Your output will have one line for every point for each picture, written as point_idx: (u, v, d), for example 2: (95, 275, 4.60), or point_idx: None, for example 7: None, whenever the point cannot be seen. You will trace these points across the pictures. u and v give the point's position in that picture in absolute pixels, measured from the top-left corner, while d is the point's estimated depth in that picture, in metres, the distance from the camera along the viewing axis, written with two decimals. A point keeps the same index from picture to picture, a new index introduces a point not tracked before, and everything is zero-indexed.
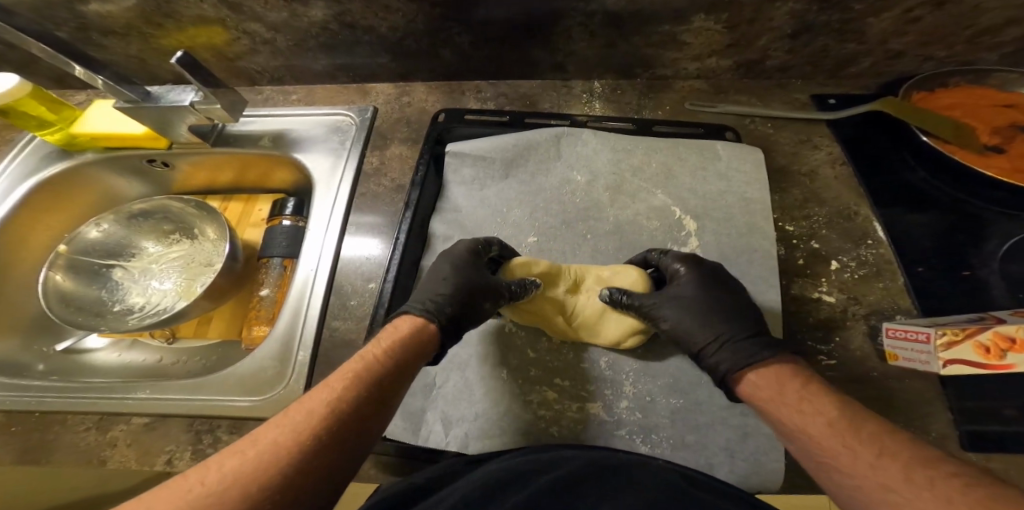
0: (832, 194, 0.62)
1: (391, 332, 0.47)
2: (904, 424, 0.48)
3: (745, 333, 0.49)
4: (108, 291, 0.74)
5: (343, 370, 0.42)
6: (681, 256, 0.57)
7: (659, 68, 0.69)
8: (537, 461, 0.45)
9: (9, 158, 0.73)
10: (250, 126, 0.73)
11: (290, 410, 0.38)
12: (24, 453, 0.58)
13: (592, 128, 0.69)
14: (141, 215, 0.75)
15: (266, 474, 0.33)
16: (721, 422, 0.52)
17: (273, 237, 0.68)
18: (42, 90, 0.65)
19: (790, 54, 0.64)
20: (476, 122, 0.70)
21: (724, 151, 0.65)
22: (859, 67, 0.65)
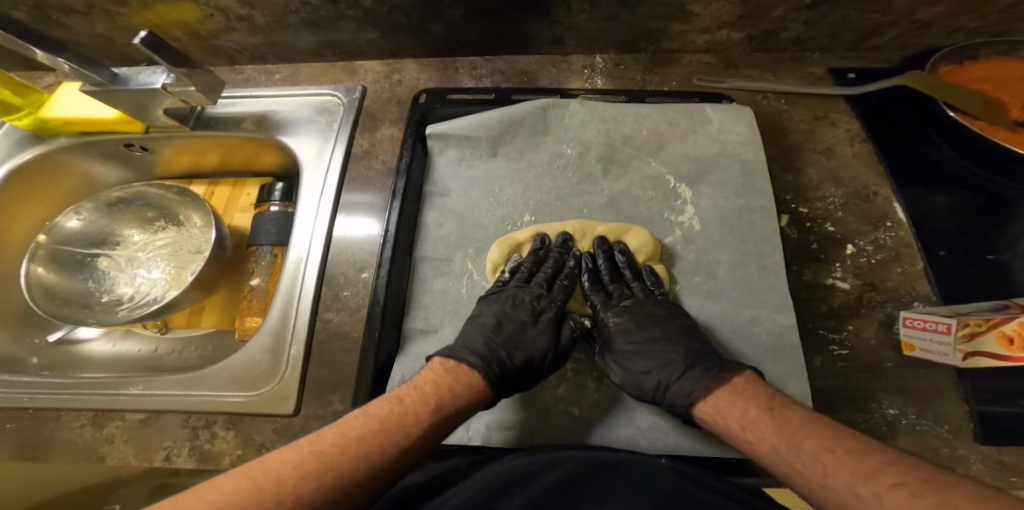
0: (849, 174, 0.58)
1: (447, 376, 0.46)
2: (917, 415, 0.46)
3: (682, 367, 0.48)
4: (95, 281, 0.71)
5: (399, 402, 0.42)
6: (619, 308, 0.57)
7: (665, 41, 0.65)
8: (540, 461, 0.43)
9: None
10: (230, 108, 0.69)
11: (361, 416, 0.40)
12: (25, 448, 0.56)
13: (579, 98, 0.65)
14: (122, 202, 0.71)
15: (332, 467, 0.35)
16: None
17: (262, 224, 0.65)
18: (4, 71, 0.62)
19: (808, 26, 0.60)
20: (460, 102, 0.66)
21: (718, 120, 0.61)
22: (882, 38, 0.61)
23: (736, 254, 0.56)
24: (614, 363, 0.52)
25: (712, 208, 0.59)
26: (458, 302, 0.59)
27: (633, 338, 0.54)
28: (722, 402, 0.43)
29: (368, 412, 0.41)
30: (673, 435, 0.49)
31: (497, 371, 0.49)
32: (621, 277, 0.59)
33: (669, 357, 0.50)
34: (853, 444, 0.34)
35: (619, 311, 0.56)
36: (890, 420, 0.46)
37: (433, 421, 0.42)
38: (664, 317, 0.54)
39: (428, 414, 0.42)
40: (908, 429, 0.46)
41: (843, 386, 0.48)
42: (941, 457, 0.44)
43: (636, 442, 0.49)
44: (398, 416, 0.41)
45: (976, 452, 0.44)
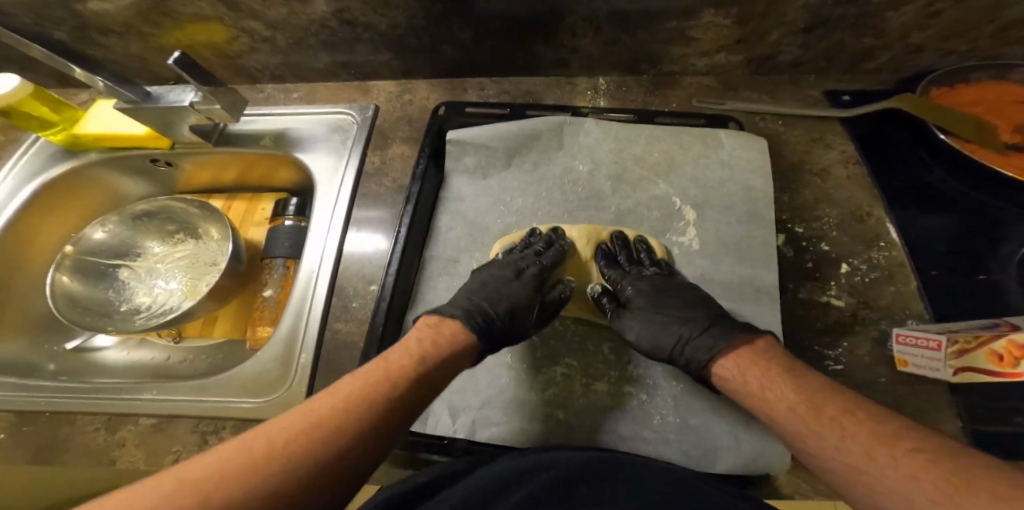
0: (844, 194, 0.60)
1: (433, 335, 0.48)
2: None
3: (700, 329, 0.49)
4: (115, 291, 0.74)
5: (387, 360, 0.43)
6: (636, 279, 0.58)
7: (667, 64, 0.67)
8: (537, 461, 0.43)
9: (15, 158, 0.73)
10: (250, 125, 0.72)
11: (347, 379, 0.41)
12: (39, 452, 0.58)
13: (595, 116, 0.68)
14: (144, 216, 0.74)
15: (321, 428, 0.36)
16: (727, 405, 0.52)
17: (276, 237, 0.67)
18: (42, 90, 0.65)
19: (805, 50, 0.62)
20: (477, 115, 0.69)
21: (729, 149, 0.63)
22: (877, 62, 0.63)
23: (736, 270, 0.58)
24: (630, 320, 0.55)
25: (715, 223, 0.61)
26: None
27: (650, 300, 0.55)
28: (741, 363, 0.44)
29: (358, 372, 0.42)
30: (654, 446, 0.50)
31: (479, 320, 0.50)
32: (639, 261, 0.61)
33: (683, 315, 0.52)
34: (871, 409, 0.36)
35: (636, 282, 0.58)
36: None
37: (421, 364, 0.43)
38: (667, 287, 0.56)
39: (414, 366, 0.43)
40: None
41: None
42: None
43: (619, 450, 0.50)
44: (386, 368, 0.42)
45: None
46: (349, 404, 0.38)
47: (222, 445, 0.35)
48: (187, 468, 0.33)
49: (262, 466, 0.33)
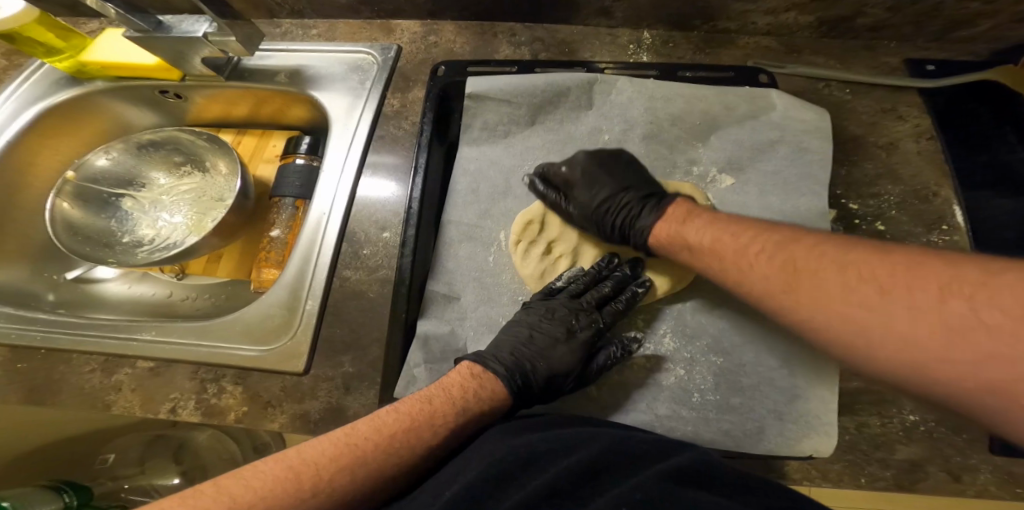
0: (910, 171, 0.55)
1: (475, 385, 0.46)
2: (936, 422, 0.45)
3: (642, 193, 0.54)
4: (118, 222, 0.70)
5: (428, 401, 0.43)
6: (571, 163, 0.57)
7: (723, 20, 0.62)
8: (552, 442, 0.40)
9: (14, 84, 0.69)
10: (267, 61, 0.68)
11: (386, 409, 0.41)
12: (33, 392, 0.56)
13: (627, 76, 0.62)
14: (150, 145, 0.70)
15: (357, 460, 0.38)
16: (767, 385, 0.49)
17: (285, 177, 0.64)
18: (48, 15, 0.62)
19: (891, 12, 0.56)
20: (484, 72, 0.64)
21: (780, 112, 0.57)
22: (973, 29, 0.56)
23: None
24: (580, 184, 0.56)
25: (755, 198, 0.56)
26: (482, 270, 0.56)
27: (587, 181, 0.56)
28: (670, 221, 0.52)
29: (398, 405, 0.42)
30: (693, 424, 0.48)
31: (520, 380, 0.48)
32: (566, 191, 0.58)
33: (621, 176, 0.55)
34: (777, 239, 0.43)
35: (571, 164, 0.57)
36: (906, 426, 0.45)
37: (457, 424, 0.43)
38: (606, 163, 0.57)
39: (454, 420, 0.42)
40: (926, 436, 0.44)
41: (863, 390, 0.47)
42: (951, 464, 0.43)
43: None
44: (428, 417, 0.42)
45: (987, 462, 0.43)
46: (379, 448, 0.39)
47: (263, 458, 0.37)
48: (233, 473, 0.36)
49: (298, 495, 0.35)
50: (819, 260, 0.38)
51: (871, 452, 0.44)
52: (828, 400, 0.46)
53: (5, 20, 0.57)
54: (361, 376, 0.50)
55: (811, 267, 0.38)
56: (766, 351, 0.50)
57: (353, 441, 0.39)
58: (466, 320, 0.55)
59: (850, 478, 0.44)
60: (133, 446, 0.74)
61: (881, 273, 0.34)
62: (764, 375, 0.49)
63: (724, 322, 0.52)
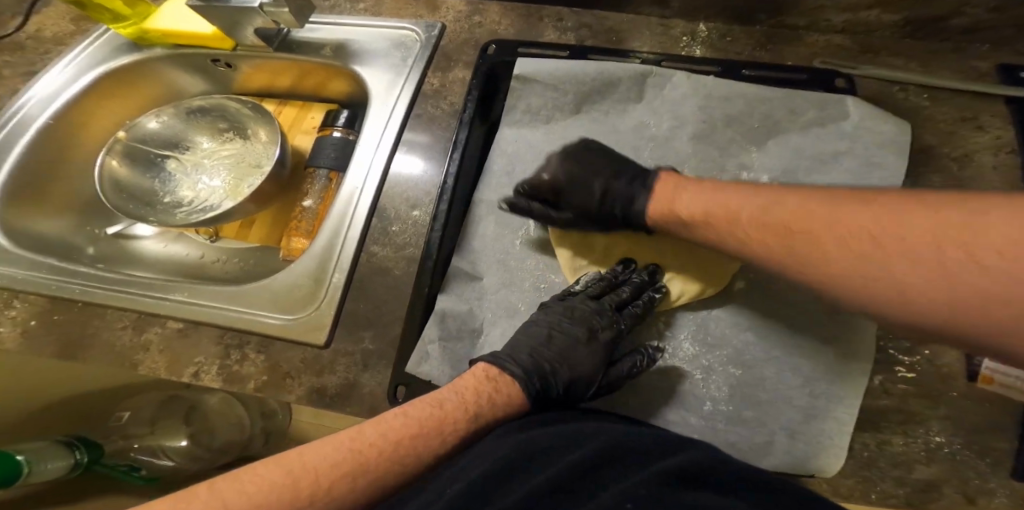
0: (982, 185, 0.51)
1: (491, 391, 0.43)
2: (963, 445, 0.42)
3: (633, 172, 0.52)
4: (161, 183, 0.72)
5: (439, 405, 0.40)
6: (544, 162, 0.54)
7: (793, 16, 0.58)
8: (565, 437, 0.37)
9: (81, 47, 0.72)
10: (316, 34, 0.68)
11: (394, 412, 0.39)
12: (65, 348, 0.57)
13: (681, 70, 0.59)
14: (198, 111, 0.71)
15: (360, 468, 0.35)
16: (785, 400, 0.46)
17: (322, 147, 0.64)
18: None
19: (996, 14, 0.52)
20: (532, 55, 0.62)
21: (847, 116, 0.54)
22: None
23: None
24: (556, 169, 0.53)
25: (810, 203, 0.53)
26: (508, 253, 0.55)
27: (567, 173, 0.53)
28: (659, 200, 0.49)
29: (408, 409, 0.39)
30: (701, 432, 0.46)
31: (538, 384, 0.45)
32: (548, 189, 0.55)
33: (603, 162, 0.52)
34: (763, 196, 0.42)
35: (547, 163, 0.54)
36: (930, 447, 0.42)
37: (471, 432, 0.40)
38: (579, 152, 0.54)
39: (466, 427, 0.40)
40: (945, 456, 0.42)
41: (894, 409, 0.44)
42: (968, 487, 0.41)
43: None
44: (440, 420, 0.39)
45: (1005, 488, 0.40)
46: (387, 448, 0.36)
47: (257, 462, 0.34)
48: (227, 477, 0.33)
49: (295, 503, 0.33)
50: (815, 216, 0.38)
51: (887, 469, 0.42)
52: (846, 423, 0.43)
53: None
54: (378, 353, 0.50)
55: (801, 226, 0.38)
56: (789, 368, 0.47)
57: (357, 446, 0.36)
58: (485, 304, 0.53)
59: (861, 493, 0.42)
60: (148, 406, 0.76)
61: (875, 226, 0.34)
62: (785, 390, 0.46)
63: (755, 331, 0.49)
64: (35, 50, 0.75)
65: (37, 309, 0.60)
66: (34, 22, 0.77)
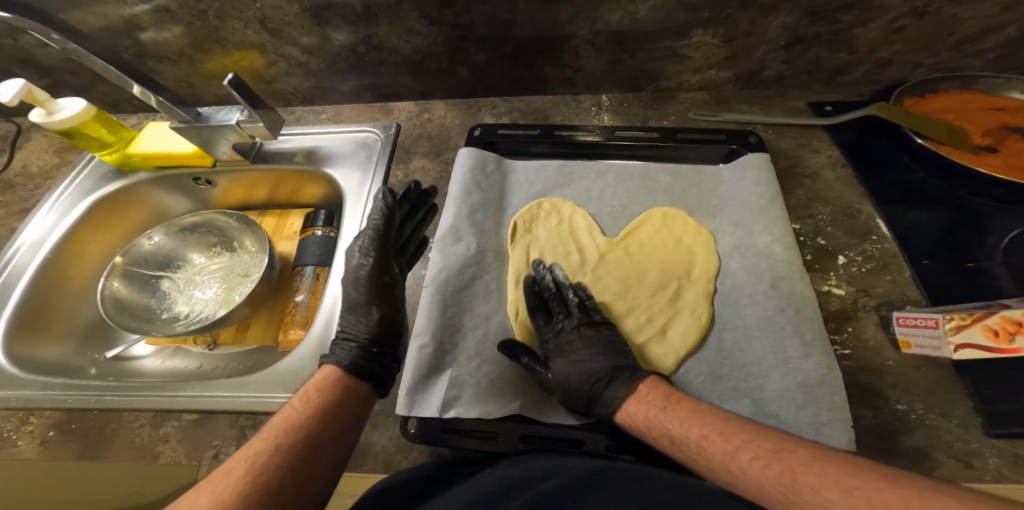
0: (835, 193, 0.66)
1: (323, 392, 0.51)
2: (925, 410, 0.50)
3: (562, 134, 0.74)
4: (158, 300, 0.77)
5: (308, 414, 0.47)
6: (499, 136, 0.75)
7: (664, 81, 0.74)
8: (536, 470, 0.45)
9: (69, 181, 0.83)
10: (286, 144, 0.79)
11: (264, 430, 0.46)
12: (85, 449, 0.59)
13: (607, 139, 0.73)
14: (189, 228, 0.80)
15: (251, 473, 0.42)
16: (742, 388, 0.55)
17: (306, 247, 0.74)
18: (104, 114, 0.74)
19: (786, 65, 0.69)
20: (482, 137, 0.75)
21: (726, 172, 0.70)
22: (852, 75, 0.70)
23: (751, 269, 0.62)
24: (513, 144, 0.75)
25: (723, 232, 0.67)
26: (491, 302, 0.64)
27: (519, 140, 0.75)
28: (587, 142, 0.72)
29: (326, 425, 0.47)
30: None
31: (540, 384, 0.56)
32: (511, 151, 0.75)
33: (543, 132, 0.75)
34: None
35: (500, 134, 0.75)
36: (898, 415, 0.50)
37: (302, 430, 0.46)
38: (529, 126, 0.76)
39: (292, 426, 0.46)
40: (892, 415, 0.50)
41: None
42: (956, 451, 0.47)
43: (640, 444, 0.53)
44: (336, 404, 0.50)
45: (990, 446, 0.47)
46: (313, 428, 0.46)
47: (212, 474, 0.43)
48: (190, 493, 0.41)
49: (249, 485, 0.41)
50: None
51: None
52: (777, 394, 0.53)
53: (70, 118, 0.69)
54: (384, 414, 0.57)
55: None
56: (736, 363, 0.57)
57: (264, 456, 0.43)
58: (482, 355, 0.59)
59: None
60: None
61: None
62: (744, 382, 0.55)
63: (705, 338, 0.59)
64: (26, 185, 0.85)
65: (52, 421, 0.62)
66: (20, 158, 0.89)
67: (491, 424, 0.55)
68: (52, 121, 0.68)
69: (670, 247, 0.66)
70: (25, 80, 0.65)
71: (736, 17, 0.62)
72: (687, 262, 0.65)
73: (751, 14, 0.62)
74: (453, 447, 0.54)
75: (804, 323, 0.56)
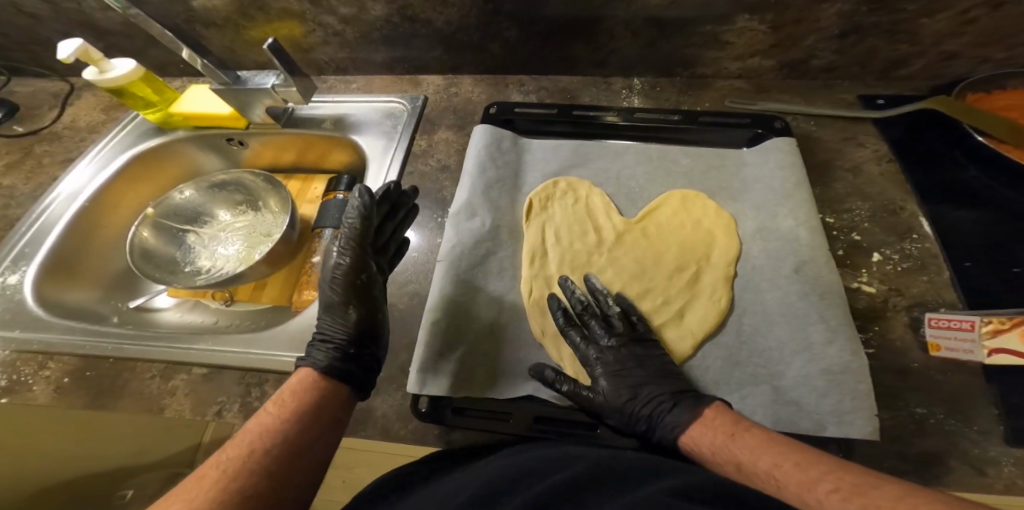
0: (876, 190, 0.62)
1: (305, 392, 0.48)
2: (945, 415, 0.47)
3: (578, 117, 0.73)
4: (182, 252, 0.80)
5: (287, 417, 0.45)
6: (515, 114, 0.75)
7: (700, 67, 0.73)
8: (544, 460, 0.42)
9: (111, 136, 0.86)
10: (316, 111, 0.80)
11: (239, 433, 0.45)
12: (96, 397, 0.61)
13: (629, 121, 0.72)
14: (218, 185, 0.82)
15: (226, 482, 0.40)
16: (759, 377, 0.52)
17: (328, 209, 0.74)
18: (151, 75, 0.76)
19: (838, 55, 0.66)
20: (503, 115, 0.74)
21: (749, 156, 0.68)
22: (909, 69, 0.66)
23: (773, 257, 0.60)
24: (526, 124, 0.74)
25: (744, 216, 0.64)
26: (504, 277, 0.63)
27: (535, 121, 0.74)
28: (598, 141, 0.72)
29: (307, 430, 0.45)
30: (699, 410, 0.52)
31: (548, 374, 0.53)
32: (531, 130, 0.75)
33: (561, 112, 0.74)
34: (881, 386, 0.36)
35: (518, 111, 0.75)
36: (916, 418, 0.47)
37: (282, 435, 0.44)
38: (548, 106, 0.75)
39: (271, 430, 0.44)
40: (909, 417, 0.47)
41: None
42: (971, 457, 0.44)
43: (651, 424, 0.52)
44: (317, 405, 0.48)
45: (1006, 455, 0.44)
46: (288, 433, 0.44)
47: (185, 479, 0.42)
48: (163, 502, 0.40)
49: (222, 493, 0.40)
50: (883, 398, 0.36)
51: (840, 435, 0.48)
52: (799, 382, 0.51)
53: (118, 77, 0.72)
54: (390, 379, 0.57)
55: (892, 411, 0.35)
56: (756, 351, 0.54)
57: (241, 464, 0.42)
58: (493, 331, 0.59)
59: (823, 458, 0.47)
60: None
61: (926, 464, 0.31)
62: (764, 368, 0.53)
63: (724, 324, 0.57)
64: (72, 138, 0.89)
65: (69, 367, 0.64)
66: (70, 113, 0.93)
67: (503, 405, 0.54)
68: (103, 79, 0.72)
69: (689, 229, 0.64)
70: (83, 40, 0.68)
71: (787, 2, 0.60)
72: (707, 248, 0.63)
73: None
74: (460, 428, 0.53)
75: (829, 309, 0.54)
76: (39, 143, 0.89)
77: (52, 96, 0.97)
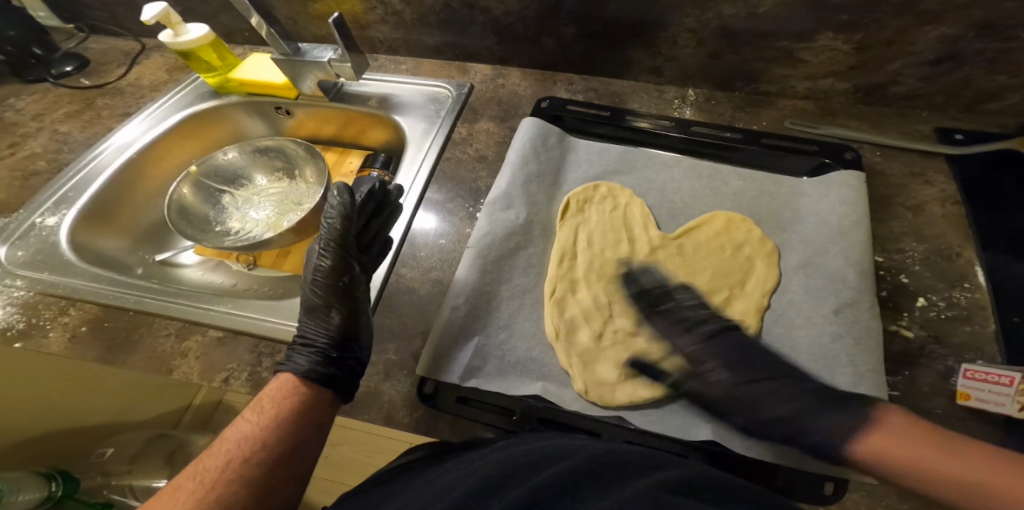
0: (935, 231, 0.58)
1: (289, 396, 0.47)
2: None
3: (628, 123, 0.71)
4: (216, 212, 0.80)
5: (264, 426, 0.44)
6: (565, 110, 0.73)
7: (764, 83, 0.70)
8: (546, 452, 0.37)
9: (174, 91, 0.88)
10: (364, 88, 0.80)
11: (217, 442, 0.44)
12: (110, 350, 0.61)
13: (681, 132, 0.70)
14: (261, 150, 0.82)
15: (203, 494, 0.40)
16: None
17: (360, 186, 0.73)
18: (219, 41, 0.77)
19: (925, 82, 0.63)
20: (553, 110, 0.73)
21: (808, 187, 0.63)
22: (1000, 103, 0.61)
23: (810, 289, 0.56)
24: (572, 121, 0.73)
25: (788, 247, 0.61)
26: (532, 275, 0.61)
27: (583, 120, 0.73)
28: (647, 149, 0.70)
29: (285, 439, 0.44)
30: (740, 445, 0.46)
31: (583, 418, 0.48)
32: (581, 128, 0.73)
33: (613, 115, 0.73)
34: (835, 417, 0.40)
35: (569, 107, 0.74)
36: None
37: (260, 444, 0.43)
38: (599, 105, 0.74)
39: (247, 442, 0.43)
40: None
41: None
42: None
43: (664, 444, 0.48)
44: (302, 410, 0.46)
45: None
46: (268, 441, 0.43)
47: (163, 489, 0.42)
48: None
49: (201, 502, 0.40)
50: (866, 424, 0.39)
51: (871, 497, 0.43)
52: None
53: (192, 40, 0.73)
54: (400, 365, 0.54)
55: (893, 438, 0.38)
56: None
57: (218, 474, 0.41)
58: (513, 330, 0.56)
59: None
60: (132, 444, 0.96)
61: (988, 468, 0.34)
62: None
63: None
64: (133, 94, 0.91)
65: (87, 315, 0.64)
66: (135, 71, 0.96)
67: (508, 403, 0.51)
68: (176, 42, 0.73)
69: (728, 252, 0.61)
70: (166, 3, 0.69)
71: (884, 21, 0.57)
72: (744, 273, 0.60)
73: (901, 22, 0.56)
74: (465, 419, 0.50)
75: (863, 355, 0.49)
76: (101, 96, 0.92)
77: (123, 55, 0.99)
